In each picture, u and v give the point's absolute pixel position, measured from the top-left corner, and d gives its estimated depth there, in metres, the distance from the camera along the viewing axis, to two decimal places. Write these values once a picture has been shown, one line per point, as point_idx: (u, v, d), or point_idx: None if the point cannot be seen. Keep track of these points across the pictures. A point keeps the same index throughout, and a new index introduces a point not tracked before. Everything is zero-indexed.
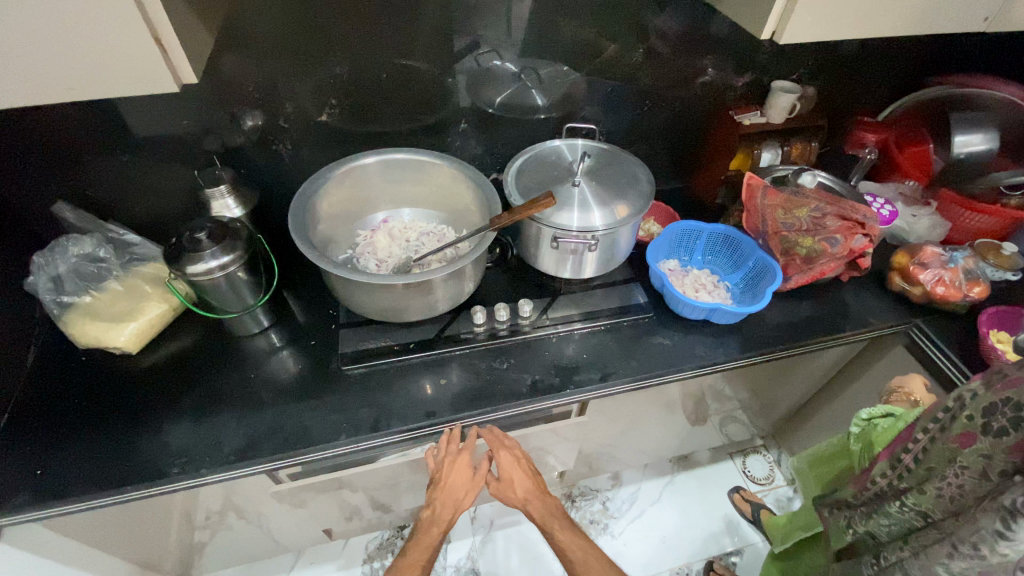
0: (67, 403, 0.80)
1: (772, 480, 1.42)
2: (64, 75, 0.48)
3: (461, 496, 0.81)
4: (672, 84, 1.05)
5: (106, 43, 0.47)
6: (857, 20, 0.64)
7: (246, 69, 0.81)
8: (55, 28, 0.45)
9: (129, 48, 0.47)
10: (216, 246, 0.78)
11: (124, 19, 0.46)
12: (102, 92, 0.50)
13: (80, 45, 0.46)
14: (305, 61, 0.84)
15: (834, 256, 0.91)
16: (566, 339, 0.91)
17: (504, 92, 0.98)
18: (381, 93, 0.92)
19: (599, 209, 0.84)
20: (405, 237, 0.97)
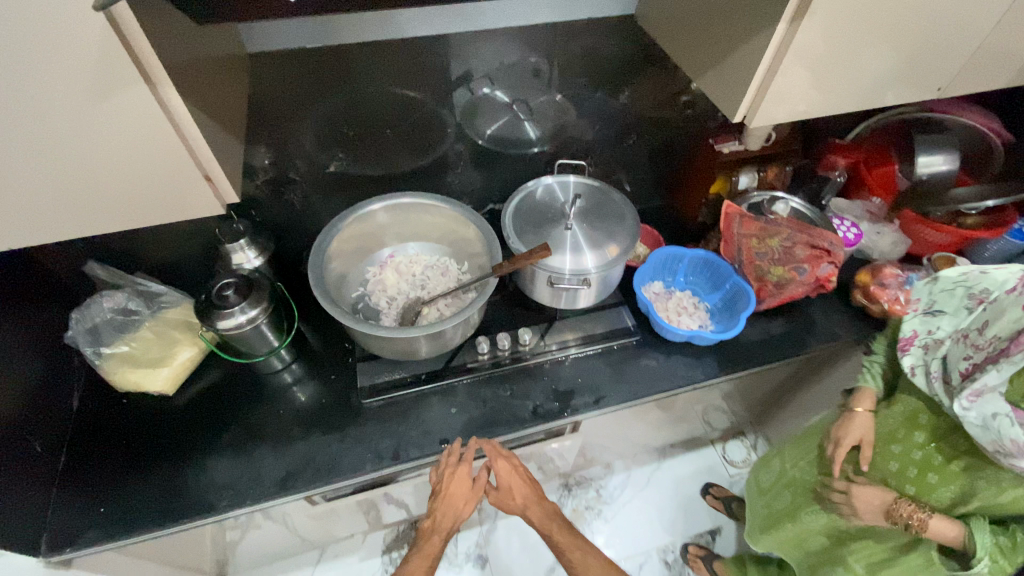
0: (117, 445, 0.88)
1: (749, 463, 1.56)
2: (126, 210, 0.57)
3: (461, 507, 0.89)
4: (657, 117, 1.12)
5: (167, 184, 0.57)
6: (814, 106, 0.73)
7: (259, 131, 0.87)
8: (122, 179, 0.55)
9: (186, 186, 0.58)
10: (244, 301, 0.86)
11: (182, 166, 0.56)
12: (155, 218, 0.60)
13: (144, 189, 0.56)
14: (310, 116, 0.89)
15: (802, 283, 1.01)
16: (563, 364, 1.01)
17: (496, 123, 1.03)
18: (380, 138, 0.97)
19: (591, 252, 0.93)
20: (412, 272, 1.04)
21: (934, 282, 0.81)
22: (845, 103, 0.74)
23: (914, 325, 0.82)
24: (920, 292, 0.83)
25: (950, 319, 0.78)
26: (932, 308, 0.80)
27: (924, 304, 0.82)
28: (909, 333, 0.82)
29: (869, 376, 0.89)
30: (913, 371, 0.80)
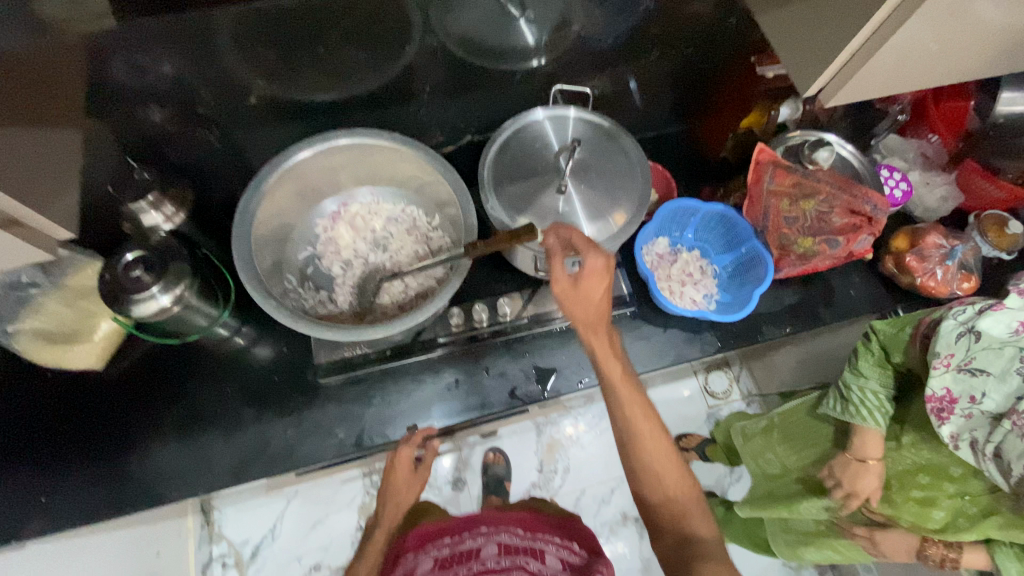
0: (49, 427, 0.80)
1: (729, 395, 1.54)
2: None
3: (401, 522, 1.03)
4: (694, 29, 0.82)
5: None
6: (910, 75, 0.55)
7: (137, 68, 0.62)
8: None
9: None
10: (161, 280, 0.70)
11: None
12: None
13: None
14: (201, 34, 0.60)
15: (832, 258, 0.86)
16: (545, 339, 0.90)
17: (464, 17, 0.69)
18: (306, 48, 0.67)
19: (589, 225, 0.76)
20: (370, 228, 0.87)
21: (975, 337, 0.70)
22: (930, 80, 0.57)
23: (946, 384, 0.72)
24: (953, 345, 0.71)
25: (995, 381, 0.69)
26: (971, 364, 0.70)
27: (958, 360, 0.71)
28: (942, 395, 0.73)
29: (866, 414, 0.84)
30: (955, 439, 0.74)
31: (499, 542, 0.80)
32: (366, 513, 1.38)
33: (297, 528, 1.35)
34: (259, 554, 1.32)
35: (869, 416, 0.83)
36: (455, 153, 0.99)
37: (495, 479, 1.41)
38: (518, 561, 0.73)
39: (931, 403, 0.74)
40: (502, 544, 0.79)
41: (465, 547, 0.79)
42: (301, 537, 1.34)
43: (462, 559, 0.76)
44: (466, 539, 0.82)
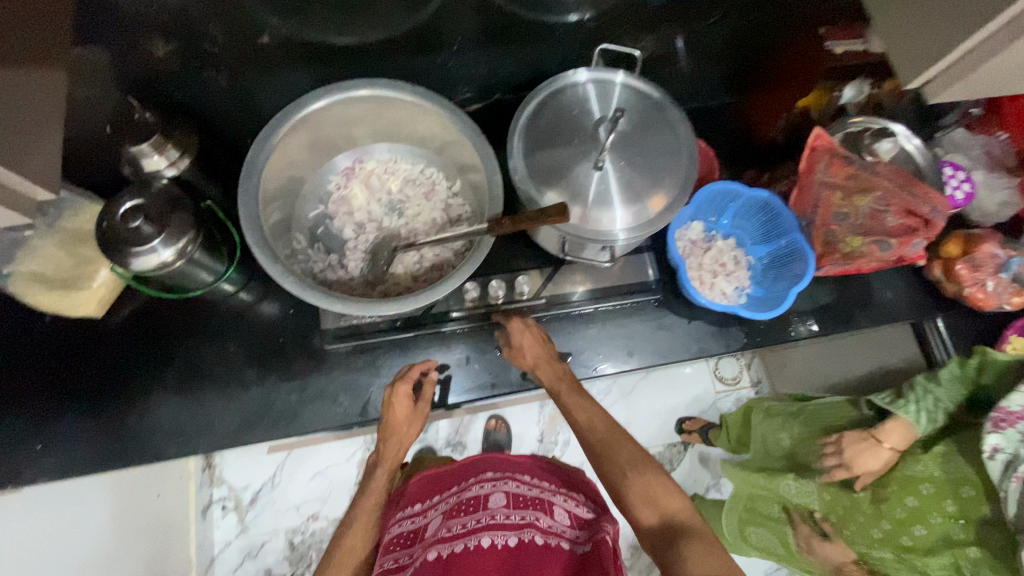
0: (47, 374, 0.78)
1: (738, 381, 1.50)
2: None
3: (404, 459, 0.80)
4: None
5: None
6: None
7: None
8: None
9: None
10: (162, 233, 0.65)
11: None
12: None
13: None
14: None
15: (879, 261, 0.80)
16: (563, 321, 0.86)
17: None
18: None
19: (625, 207, 0.69)
20: (386, 188, 0.81)
21: None
22: None
23: None
24: None
25: None
26: None
27: None
28: (1014, 410, 0.72)
29: (912, 408, 0.82)
30: (993, 450, 0.72)
31: (505, 487, 0.76)
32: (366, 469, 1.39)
33: (297, 478, 1.36)
34: (259, 500, 1.34)
35: (919, 417, 0.82)
36: (481, 112, 0.91)
37: (495, 447, 1.40)
38: (529, 519, 0.70)
39: (996, 410, 0.72)
40: (510, 491, 0.75)
41: (470, 492, 0.75)
42: (300, 487, 1.36)
43: (469, 507, 0.72)
44: (470, 482, 0.78)
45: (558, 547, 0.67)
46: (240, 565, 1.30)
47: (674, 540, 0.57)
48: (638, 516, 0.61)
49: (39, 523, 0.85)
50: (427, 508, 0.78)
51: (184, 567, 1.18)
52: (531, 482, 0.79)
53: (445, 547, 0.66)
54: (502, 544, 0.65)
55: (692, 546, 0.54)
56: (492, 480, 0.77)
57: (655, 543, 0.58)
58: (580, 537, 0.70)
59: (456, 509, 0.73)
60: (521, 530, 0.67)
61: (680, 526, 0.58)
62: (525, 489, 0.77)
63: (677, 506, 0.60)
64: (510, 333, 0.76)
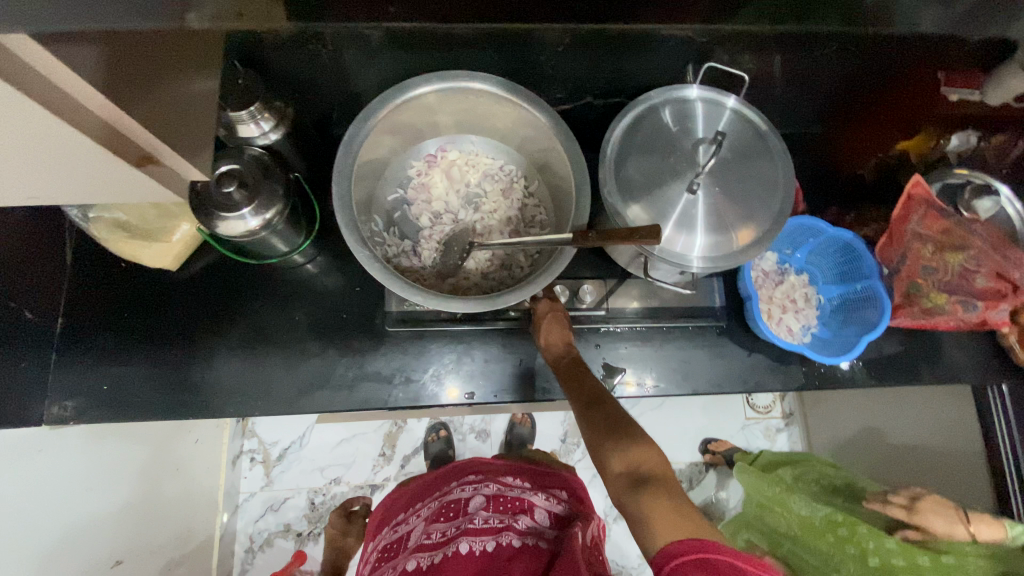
0: (118, 317, 0.80)
1: (770, 411, 1.49)
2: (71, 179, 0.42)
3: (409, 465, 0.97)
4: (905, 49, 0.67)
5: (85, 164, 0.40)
6: None
7: None
8: (65, 162, 0.39)
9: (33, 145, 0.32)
10: (253, 202, 0.66)
11: (67, 146, 0.37)
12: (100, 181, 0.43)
13: (52, 182, 0.42)
14: None
15: (960, 321, 0.77)
16: (621, 336, 0.85)
17: None
18: None
19: (708, 235, 0.67)
20: (465, 181, 0.81)
21: None
22: None
23: None
24: None
25: None
26: None
27: None
28: None
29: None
30: None
31: (485, 490, 0.83)
32: (391, 441, 1.42)
33: (325, 441, 1.40)
34: (286, 457, 1.38)
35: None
36: (565, 114, 0.90)
37: (518, 441, 1.41)
38: (507, 521, 0.76)
39: None
40: (489, 494, 0.82)
41: (452, 496, 0.84)
42: (327, 451, 1.39)
43: (451, 513, 0.80)
44: (452, 487, 0.86)
45: (533, 547, 0.73)
46: (262, 516, 1.34)
47: (639, 488, 0.52)
48: (606, 463, 0.56)
49: (91, 456, 0.88)
50: (410, 515, 0.87)
51: (211, 511, 1.23)
52: (512, 482, 0.86)
53: (426, 554, 0.74)
54: (480, 550, 0.71)
55: (659, 506, 0.49)
56: (474, 483, 0.85)
57: (619, 493, 0.53)
58: (554, 538, 0.76)
59: (439, 515, 0.81)
60: (500, 534, 0.73)
61: (648, 475, 0.53)
62: (505, 490, 0.83)
63: (646, 456, 0.54)
64: (538, 320, 0.76)
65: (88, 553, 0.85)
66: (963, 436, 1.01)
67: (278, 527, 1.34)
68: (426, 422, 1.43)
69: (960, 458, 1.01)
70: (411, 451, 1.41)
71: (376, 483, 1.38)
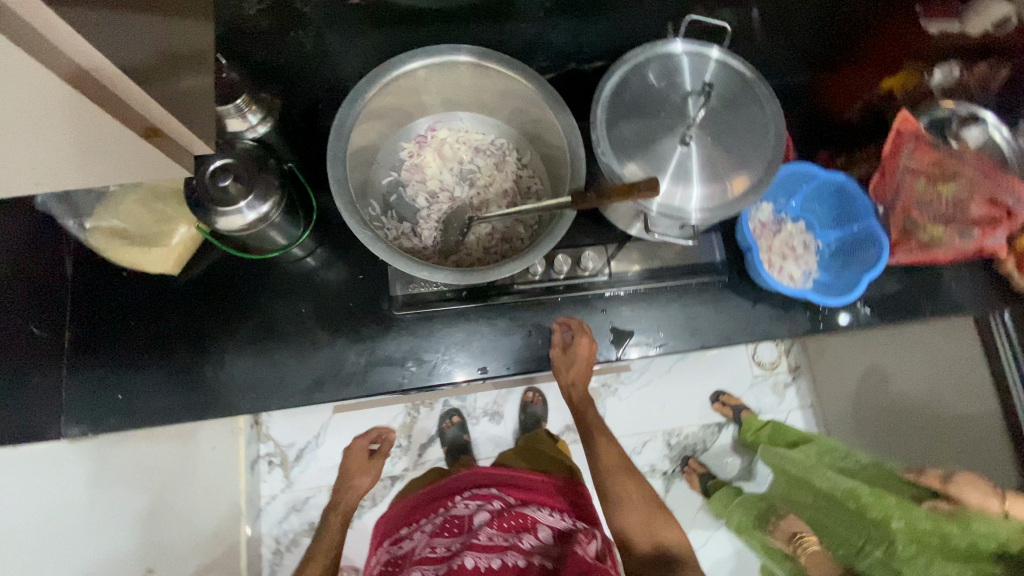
0: (123, 326, 0.80)
1: (776, 366, 1.50)
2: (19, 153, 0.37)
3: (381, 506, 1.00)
4: None
5: (103, 134, 0.40)
6: None
7: None
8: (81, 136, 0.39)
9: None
10: (249, 194, 0.66)
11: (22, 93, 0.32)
12: (51, 151, 0.39)
13: (70, 160, 0.42)
14: None
15: (958, 250, 0.77)
16: (625, 298, 0.86)
17: None
18: None
19: (704, 186, 0.68)
20: (458, 158, 0.80)
21: None
22: None
23: None
24: None
25: None
26: None
27: None
28: None
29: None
30: None
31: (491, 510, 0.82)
32: (406, 432, 1.42)
33: (340, 438, 1.40)
34: (303, 457, 1.39)
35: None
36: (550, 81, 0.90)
37: (532, 419, 1.42)
38: (513, 541, 0.75)
39: None
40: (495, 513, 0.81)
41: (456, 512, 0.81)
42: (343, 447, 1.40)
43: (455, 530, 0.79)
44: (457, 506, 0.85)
45: (539, 567, 0.71)
46: (286, 517, 1.36)
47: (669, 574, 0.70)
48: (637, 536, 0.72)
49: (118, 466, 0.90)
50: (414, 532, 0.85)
51: (236, 517, 1.24)
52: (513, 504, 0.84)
53: (430, 568, 0.73)
54: (484, 565, 0.70)
55: None
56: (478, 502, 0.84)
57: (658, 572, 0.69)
58: (558, 555, 0.74)
59: (442, 530, 0.81)
60: (505, 552, 0.72)
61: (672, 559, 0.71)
62: (508, 506, 0.83)
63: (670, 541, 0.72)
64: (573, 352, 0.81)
65: (118, 563, 0.86)
66: (965, 371, 1.01)
67: (303, 526, 1.35)
68: (439, 411, 1.44)
69: (966, 394, 1.02)
70: (427, 440, 1.42)
71: (396, 474, 1.39)
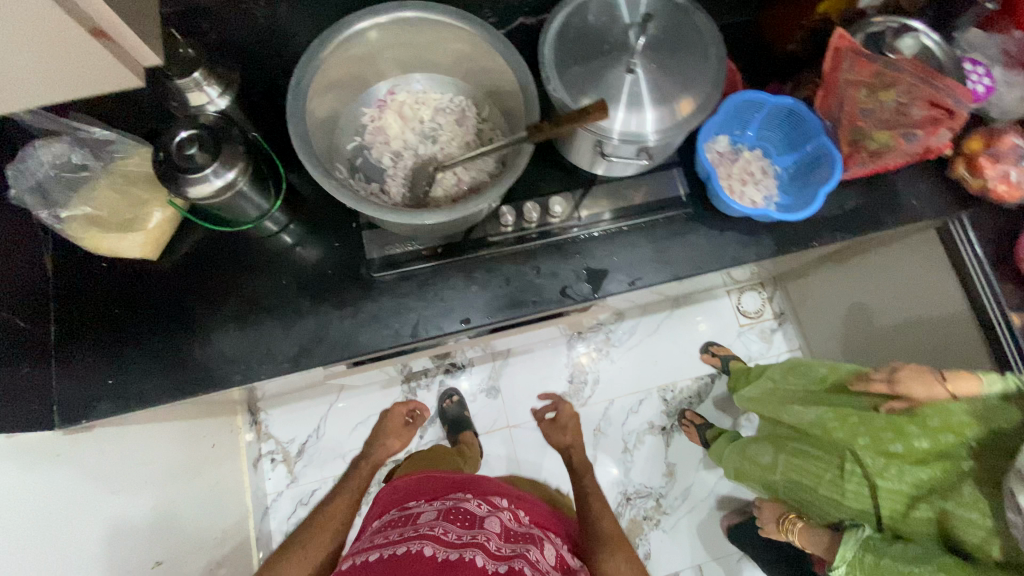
0: (109, 314, 0.81)
1: (761, 313, 1.53)
2: None
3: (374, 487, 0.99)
4: None
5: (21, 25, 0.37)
6: None
7: None
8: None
9: None
10: (214, 161, 0.68)
11: None
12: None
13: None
14: None
15: (905, 154, 0.83)
16: (597, 239, 0.89)
17: None
18: None
19: (654, 111, 0.71)
20: (419, 117, 0.83)
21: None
22: None
23: None
24: None
25: None
26: None
27: None
28: None
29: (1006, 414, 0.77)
30: None
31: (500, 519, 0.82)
32: None
33: (340, 429, 1.41)
34: (306, 451, 1.39)
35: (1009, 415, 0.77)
36: None
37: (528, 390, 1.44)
38: (521, 550, 0.76)
39: None
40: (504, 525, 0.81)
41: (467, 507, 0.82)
42: (344, 437, 1.41)
43: (465, 521, 0.79)
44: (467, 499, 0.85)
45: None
46: (293, 512, 1.36)
47: None
48: None
49: (125, 461, 0.92)
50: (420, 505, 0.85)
51: (242, 514, 1.25)
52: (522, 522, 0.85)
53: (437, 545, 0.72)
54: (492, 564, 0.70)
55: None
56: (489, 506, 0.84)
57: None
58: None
59: (450, 516, 0.80)
60: (512, 559, 0.73)
61: None
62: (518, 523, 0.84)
63: None
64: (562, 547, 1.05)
65: (124, 554, 0.87)
66: (934, 282, 1.04)
67: None
68: (435, 392, 1.45)
69: (938, 305, 1.05)
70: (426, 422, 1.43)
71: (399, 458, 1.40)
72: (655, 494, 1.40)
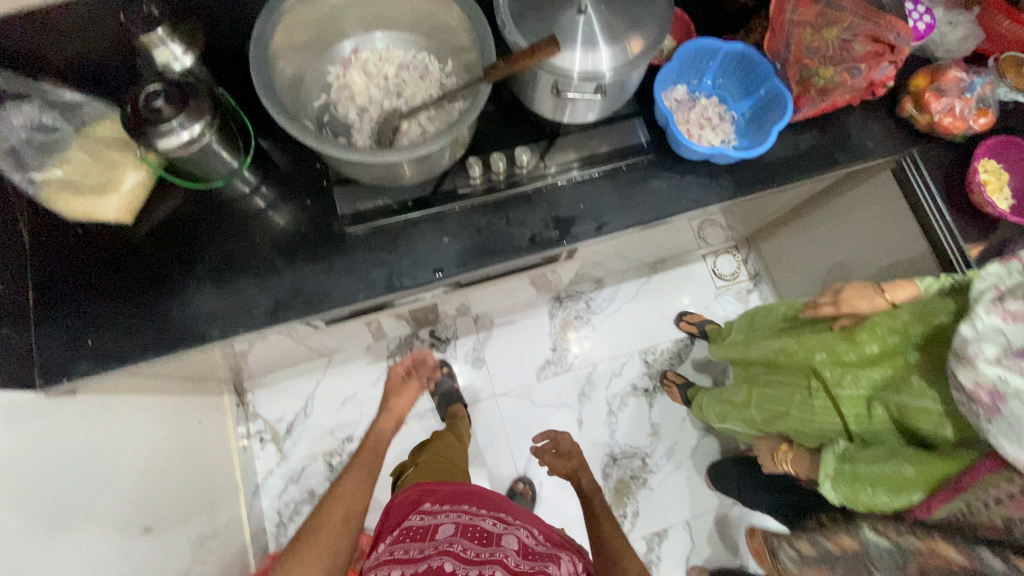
0: (85, 277, 0.82)
1: (737, 276, 1.57)
2: None
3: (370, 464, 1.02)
4: None
5: None
6: None
7: None
8: None
9: None
10: (180, 113, 0.69)
11: None
12: None
13: None
14: None
15: (852, 90, 0.85)
16: (563, 189, 0.91)
17: None
18: None
19: (608, 50, 0.73)
20: (384, 74, 0.85)
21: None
22: None
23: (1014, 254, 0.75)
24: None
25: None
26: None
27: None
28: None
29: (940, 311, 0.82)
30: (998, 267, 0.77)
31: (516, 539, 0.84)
32: None
33: (328, 406, 1.43)
34: (294, 429, 1.41)
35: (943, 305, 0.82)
36: None
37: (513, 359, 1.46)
38: (538, 567, 0.77)
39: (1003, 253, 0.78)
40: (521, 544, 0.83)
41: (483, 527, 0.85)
42: (332, 414, 1.42)
43: (481, 539, 0.81)
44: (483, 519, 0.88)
45: None
46: (285, 489, 1.37)
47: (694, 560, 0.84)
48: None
49: (112, 431, 0.93)
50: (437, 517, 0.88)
51: (233, 491, 1.26)
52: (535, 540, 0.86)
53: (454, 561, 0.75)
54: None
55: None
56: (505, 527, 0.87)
57: None
58: None
59: (467, 533, 0.83)
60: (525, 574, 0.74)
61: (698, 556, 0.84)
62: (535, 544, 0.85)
63: None
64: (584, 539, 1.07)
65: (115, 518, 0.88)
66: (889, 222, 1.07)
67: (302, 496, 1.37)
68: None
69: (895, 247, 1.06)
70: None
71: None
72: (641, 454, 1.43)
